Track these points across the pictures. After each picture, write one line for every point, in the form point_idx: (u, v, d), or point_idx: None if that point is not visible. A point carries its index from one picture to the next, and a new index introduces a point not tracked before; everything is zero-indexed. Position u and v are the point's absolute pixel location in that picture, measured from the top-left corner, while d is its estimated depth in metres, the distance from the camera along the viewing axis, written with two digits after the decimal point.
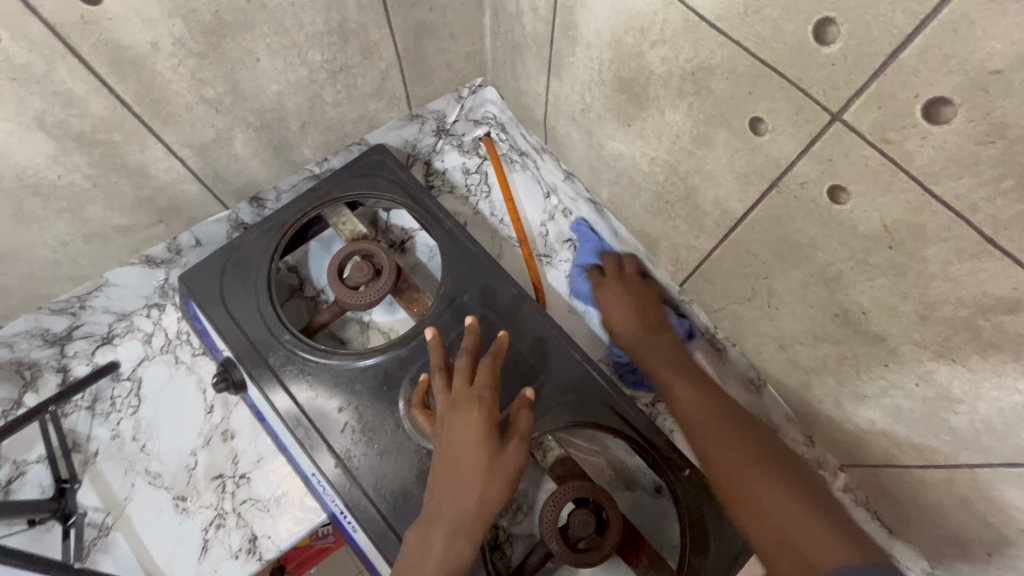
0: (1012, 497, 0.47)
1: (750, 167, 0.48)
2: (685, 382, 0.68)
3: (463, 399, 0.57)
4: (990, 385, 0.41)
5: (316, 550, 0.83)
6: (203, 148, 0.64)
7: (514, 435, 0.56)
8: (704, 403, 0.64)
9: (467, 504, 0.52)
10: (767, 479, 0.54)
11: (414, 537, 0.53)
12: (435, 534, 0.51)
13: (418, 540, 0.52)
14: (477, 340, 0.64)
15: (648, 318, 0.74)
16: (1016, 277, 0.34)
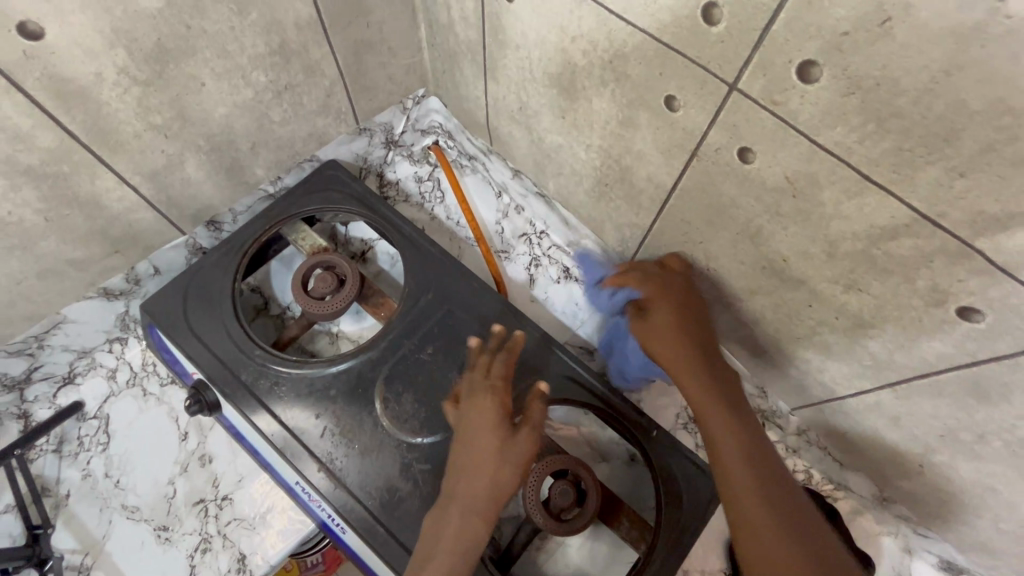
0: (927, 408, 0.53)
1: (671, 142, 0.54)
2: (726, 419, 0.57)
3: (478, 391, 0.61)
4: (891, 307, 0.47)
5: None
6: (155, 175, 0.65)
7: (527, 425, 0.59)
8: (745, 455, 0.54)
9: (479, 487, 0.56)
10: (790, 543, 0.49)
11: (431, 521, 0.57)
12: (450, 516, 0.56)
13: (435, 522, 0.57)
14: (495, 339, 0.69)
15: (672, 322, 0.63)
16: (891, 207, 0.40)
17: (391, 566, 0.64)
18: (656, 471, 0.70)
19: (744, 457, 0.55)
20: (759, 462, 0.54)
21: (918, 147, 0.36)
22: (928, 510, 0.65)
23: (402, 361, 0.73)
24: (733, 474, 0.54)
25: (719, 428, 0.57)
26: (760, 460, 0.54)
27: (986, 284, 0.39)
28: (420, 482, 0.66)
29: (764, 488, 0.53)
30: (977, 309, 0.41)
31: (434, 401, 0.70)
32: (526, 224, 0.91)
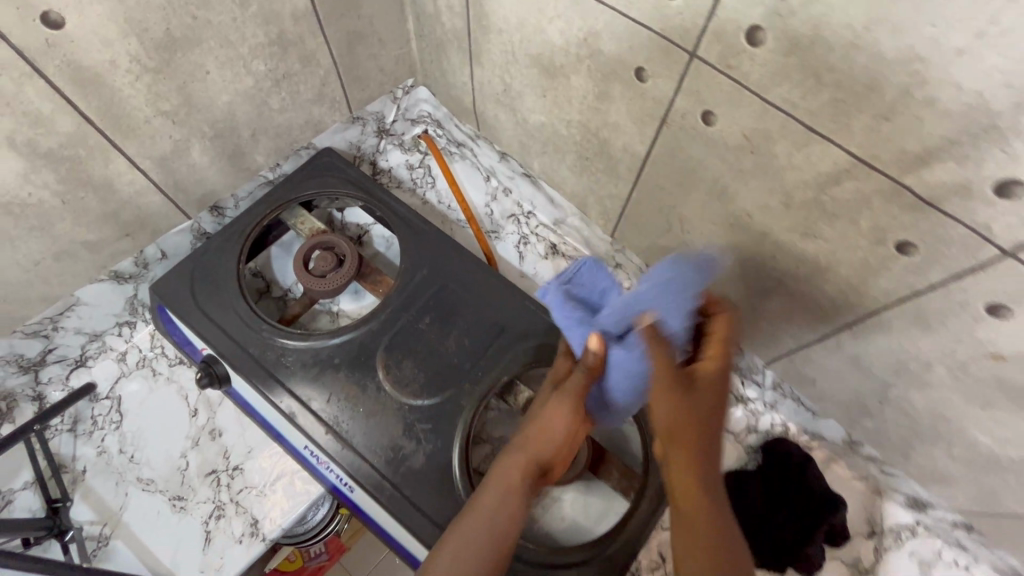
0: (881, 344, 0.58)
1: (643, 111, 0.59)
2: (695, 457, 0.49)
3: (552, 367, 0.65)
4: (842, 249, 0.53)
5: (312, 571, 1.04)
6: (163, 160, 0.69)
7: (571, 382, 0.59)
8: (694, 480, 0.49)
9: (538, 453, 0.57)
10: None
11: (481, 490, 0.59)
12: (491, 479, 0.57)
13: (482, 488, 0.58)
14: None
15: (705, 379, 0.51)
16: (833, 154, 0.46)
17: (398, 518, 0.68)
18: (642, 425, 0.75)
19: (703, 495, 0.48)
20: (717, 508, 0.48)
21: (850, 97, 0.41)
22: (892, 447, 0.71)
23: (402, 330, 0.77)
24: (692, 518, 0.48)
25: (685, 465, 0.49)
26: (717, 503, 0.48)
27: (916, 219, 0.45)
28: (422, 440, 0.71)
29: (723, 540, 0.47)
30: (911, 244, 0.47)
31: (433, 366, 0.75)
32: (515, 205, 0.96)
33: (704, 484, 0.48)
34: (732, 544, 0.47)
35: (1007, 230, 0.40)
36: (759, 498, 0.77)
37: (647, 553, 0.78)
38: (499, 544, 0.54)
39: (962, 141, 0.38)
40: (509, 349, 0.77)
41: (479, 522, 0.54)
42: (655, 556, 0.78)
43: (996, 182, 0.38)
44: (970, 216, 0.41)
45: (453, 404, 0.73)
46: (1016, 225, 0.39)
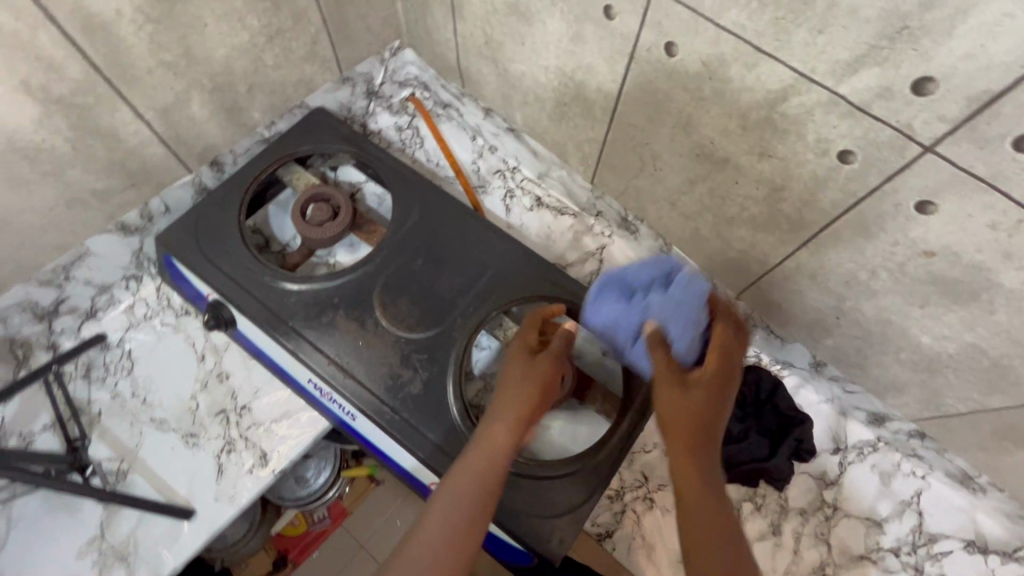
0: (834, 258, 0.64)
1: (613, 49, 0.64)
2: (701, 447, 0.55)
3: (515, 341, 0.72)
4: (793, 166, 0.58)
5: (314, 535, 1.09)
6: (166, 112, 0.74)
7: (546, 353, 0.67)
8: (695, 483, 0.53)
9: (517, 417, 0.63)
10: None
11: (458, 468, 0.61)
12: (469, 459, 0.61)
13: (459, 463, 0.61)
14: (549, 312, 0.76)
15: (708, 381, 0.57)
16: (779, 71, 0.51)
17: (399, 439, 0.73)
18: None
19: (707, 480, 0.54)
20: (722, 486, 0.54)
21: (789, 13, 0.47)
22: (852, 364, 0.76)
23: (396, 271, 0.82)
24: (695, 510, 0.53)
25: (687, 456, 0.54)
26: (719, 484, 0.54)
27: (853, 125, 0.50)
28: (419, 369, 0.76)
29: (721, 518, 0.52)
30: (851, 151, 0.52)
31: (427, 303, 0.80)
32: (500, 160, 1.01)
33: (706, 467, 0.54)
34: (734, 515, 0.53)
35: (926, 127, 0.46)
36: (733, 419, 0.81)
37: (631, 472, 0.84)
38: (485, 499, 0.58)
39: (883, 44, 0.43)
40: (498, 287, 0.82)
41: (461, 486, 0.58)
42: (637, 475, 0.84)
43: (912, 80, 0.44)
44: (897, 116, 0.47)
45: (447, 336, 0.78)
46: (933, 120, 0.45)
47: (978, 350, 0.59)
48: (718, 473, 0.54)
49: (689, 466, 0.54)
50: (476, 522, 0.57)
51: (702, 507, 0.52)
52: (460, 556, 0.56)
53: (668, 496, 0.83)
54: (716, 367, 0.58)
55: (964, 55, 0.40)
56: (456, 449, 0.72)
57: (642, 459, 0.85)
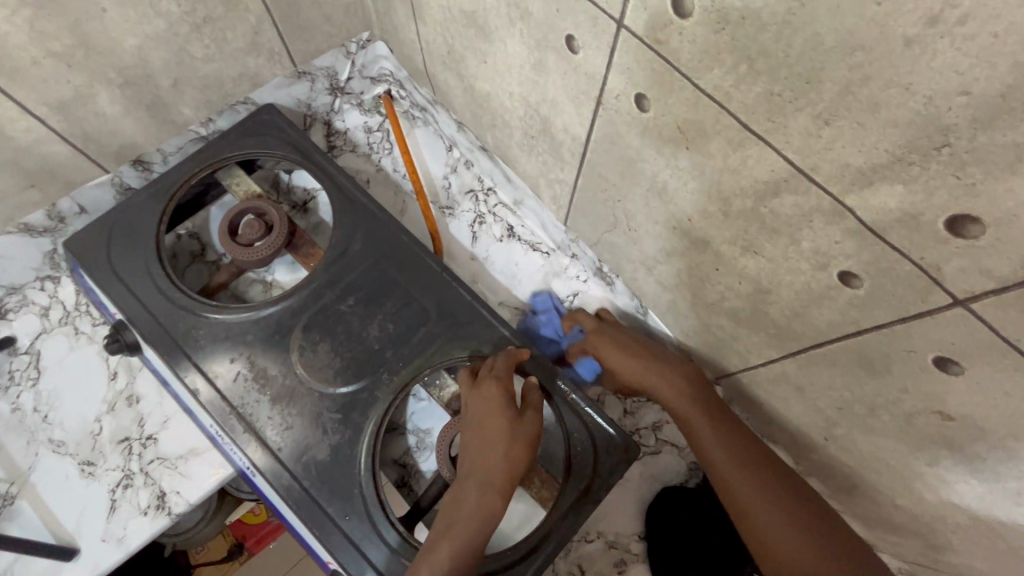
0: (825, 380, 0.51)
1: (578, 88, 0.51)
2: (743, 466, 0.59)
3: (485, 378, 0.64)
4: (783, 270, 0.45)
5: (270, 528, 1.18)
6: (64, 107, 0.64)
7: (531, 408, 0.64)
8: (738, 452, 0.60)
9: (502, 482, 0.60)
10: (786, 525, 0.55)
11: (443, 518, 0.59)
12: (461, 516, 0.58)
13: (448, 513, 0.59)
14: (513, 361, 0.67)
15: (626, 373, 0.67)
16: (770, 159, 0.38)
17: (294, 510, 0.64)
18: (571, 435, 0.69)
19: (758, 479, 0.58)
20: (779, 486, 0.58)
21: (786, 90, 0.33)
22: (839, 488, 0.63)
23: (323, 310, 0.72)
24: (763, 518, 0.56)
25: (752, 494, 0.57)
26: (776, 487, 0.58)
27: (859, 246, 0.37)
28: (329, 431, 0.67)
29: (763, 468, 0.59)
30: (855, 274, 0.39)
31: (351, 351, 0.70)
32: (474, 179, 0.88)
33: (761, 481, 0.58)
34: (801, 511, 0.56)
35: (959, 276, 0.32)
36: None
37: (567, 561, 0.74)
38: (469, 562, 0.56)
39: (912, 158, 0.30)
40: (435, 340, 0.71)
41: (449, 548, 0.56)
42: (573, 566, 0.74)
43: (949, 214, 0.30)
44: (918, 252, 0.33)
45: (369, 395, 0.68)
46: (972, 270, 0.31)
47: (992, 529, 0.47)
48: (769, 480, 0.58)
49: (746, 488, 0.58)
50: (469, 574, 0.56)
51: (782, 538, 0.55)
52: None
53: None
54: (617, 355, 0.68)
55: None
56: (358, 532, 0.63)
57: (580, 549, 0.75)
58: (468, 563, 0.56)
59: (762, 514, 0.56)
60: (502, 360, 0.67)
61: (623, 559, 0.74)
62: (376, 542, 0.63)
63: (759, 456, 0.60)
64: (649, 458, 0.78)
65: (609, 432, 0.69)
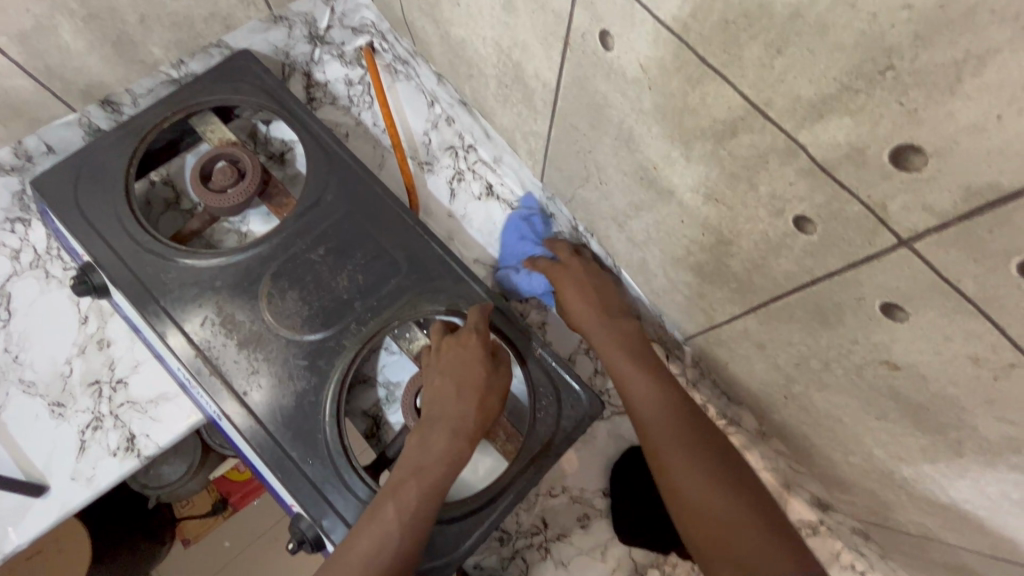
0: (784, 335, 0.50)
1: (547, 29, 0.50)
2: (687, 456, 0.56)
3: (463, 329, 0.64)
4: (743, 219, 0.44)
5: (255, 485, 1.19)
6: (24, 38, 0.62)
7: (504, 361, 0.64)
8: (665, 409, 0.60)
9: (473, 430, 0.60)
10: (696, 476, 0.55)
11: (409, 458, 0.58)
12: (429, 458, 0.57)
13: (415, 455, 0.58)
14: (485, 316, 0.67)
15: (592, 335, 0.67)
16: (726, 96, 0.37)
17: (258, 454, 0.65)
18: (539, 390, 0.69)
19: (679, 432, 0.58)
20: (737, 491, 0.54)
21: (740, 18, 0.32)
22: (799, 448, 0.64)
23: (293, 259, 0.71)
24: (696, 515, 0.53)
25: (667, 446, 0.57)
26: (735, 495, 0.54)
27: (813, 187, 0.36)
28: (295, 377, 0.67)
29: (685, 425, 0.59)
30: (809, 219, 0.38)
31: (320, 300, 0.70)
32: (455, 136, 0.87)
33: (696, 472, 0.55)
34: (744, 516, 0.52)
35: (904, 214, 0.32)
36: None
37: (530, 514, 0.76)
38: (434, 505, 0.56)
39: (858, 87, 0.29)
40: (405, 292, 0.71)
41: (416, 488, 0.56)
42: (538, 519, 0.75)
43: (894, 147, 0.30)
44: (866, 189, 0.33)
45: (338, 344, 0.69)
46: (915, 208, 0.31)
47: (936, 482, 0.47)
48: (717, 474, 0.55)
49: (683, 481, 0.55)
50: (431, 516, 0.56)
51: (699, 497, 0.54)
52: (416, 548, 0.54)
53: (567, 548, 0.74)
54: (574, 294, 0.69)
55: (968, 124, 0.26)
56: (321, 477, 0.64)
57: (544, 503, 0.76)
58: (432, 505, 0.56)
59: (678, 469, 0.56)
60: (479, 312, 0.66)
61: (587, 515, 0.76)
62: (338, 487, 0.64)
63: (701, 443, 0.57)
64: (617, 417, 0.79)
65: (576, 387, 0.69)
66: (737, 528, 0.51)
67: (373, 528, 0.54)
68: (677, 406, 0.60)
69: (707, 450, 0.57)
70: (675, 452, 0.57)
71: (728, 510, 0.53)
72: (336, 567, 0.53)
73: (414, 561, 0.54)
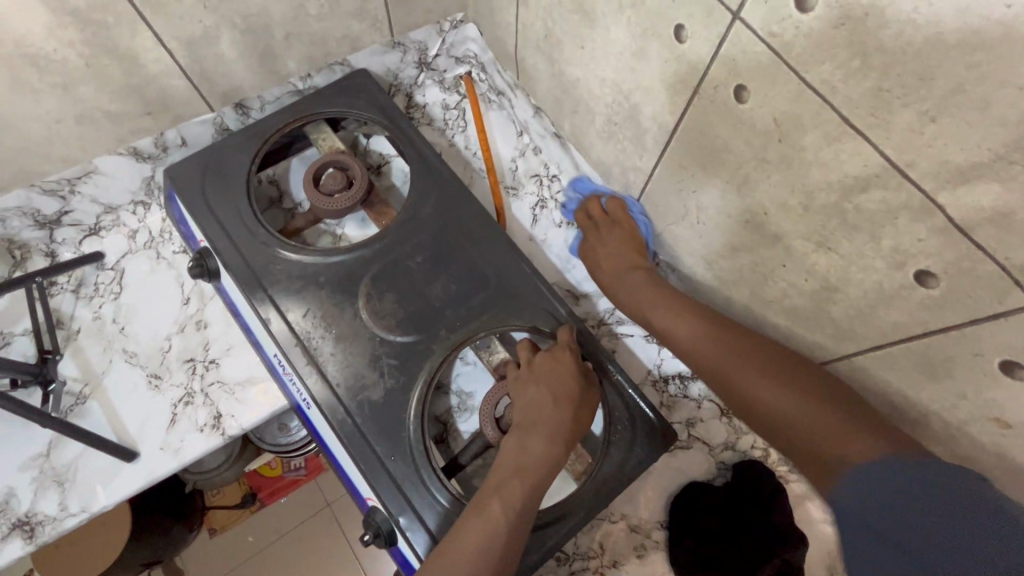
0: (878, 383, 0.52)
1: (677, 78, 0.55)
2: (742, 371, 0.57)
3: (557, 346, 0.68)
4: (856, 270, 0.47)
5: (286, 482, 1.22)
6: (191, 44, 0.70)
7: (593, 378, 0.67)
8: (701, 327, 0.61)
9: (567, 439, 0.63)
10: (759, 384, 0.55)
11: (510, 461, 0.61)
12: (530, 461, 0.60)
13: (514, 458, 0.61)
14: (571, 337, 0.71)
15: (636, 302, 0.66)
16: (863, 153, 0.41)
17: (343, 444, 0.68)
18: (615, 417, 0.71)
19: (725, 344, 0.59)
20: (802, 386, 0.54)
21: (896, 86, 0.36)
22: None
23: (392, 263, 0.76)
24: (818, 448, 0.51)
25: (721, 365, 0.58)
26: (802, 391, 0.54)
27: (944, 245, 0.39)
28: (385, 374, 0.71)
29: (731, 340, 0.59)
30: (932, 274, 0.41)
31: (414, 304, 0.74)
32: (541, 165, 0.91)
33: (811, 409, 0.52)
34: (852, 415, 0.51)
35: None
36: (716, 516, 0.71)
37: (588, 537, 0.77)
38: (534, 503, 0.59)
39: (1014, 158, 0.33)
40: (491, 306, 0.75)
41: (520, 489, 0.59)
42: (594, 543, 0.76)
43: None
44: (1006, 251, 0.36)
45: (426, 348, 0.72)
46: None
47: None
48: (775, 375, 0.55)
49: (790, 419, 0.53)
50: (531, 514, 0.59)
51: (770, 407, 0.54)
52: (519, 544, 0.57)
53: None
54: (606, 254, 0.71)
55: None
56: (402, 475, 0.67)
57: (600, 528, 0.77)
58: (532, 506, 0.59)
59: (737, 382, 0.57)
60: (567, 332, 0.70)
61: (644, 545, 0.76)
62: (418, 486, 0.66)
63: (804, 381, 0.54)
64: (679, 452, 0.80)
65: (653, 415, 0.71)
66: (831, 430, 0.50)
67: (481, 524, 0.57)
68: (716, 323, 0.61)
69: (759, 357, 0.57)
70: (727, 368, 0.58)
71: (800, 409, 0.53)
72: (445, 555, 0.56)
73: (516, 557, 0.57)
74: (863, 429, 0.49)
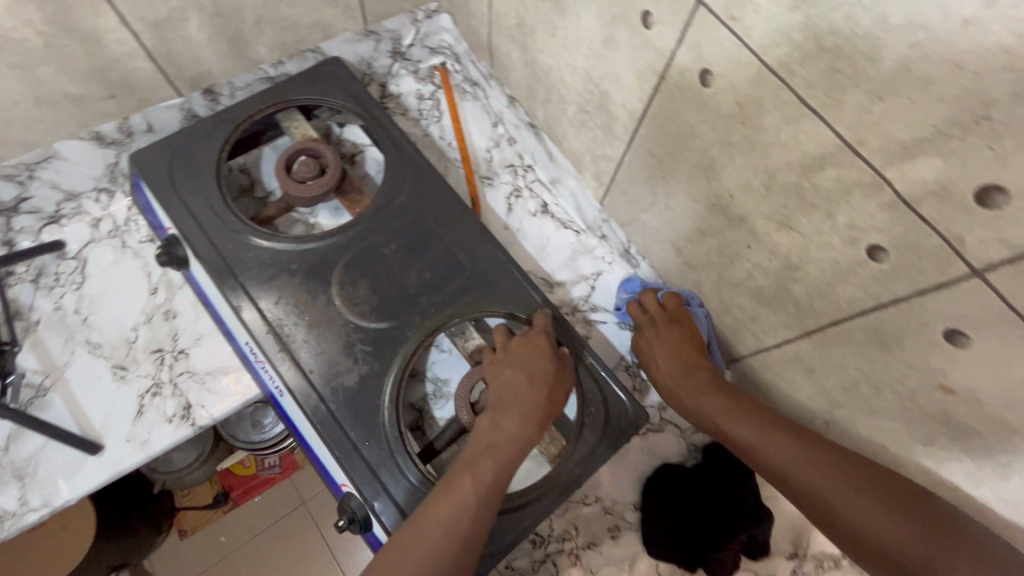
0: (836, 358, 0.55)
1: (645, 64, 0.56)
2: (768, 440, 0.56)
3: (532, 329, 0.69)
4: (814, 248, 0.49)
5: (257, 482, 1.20)
6: (157, 26, 0.68)
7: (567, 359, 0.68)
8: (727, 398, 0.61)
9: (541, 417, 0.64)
10: (787, 453, 0.55)
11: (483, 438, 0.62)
12: (503, 438, 0.61)
13: (488, 435, 0.62)
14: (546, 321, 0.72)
15: (701, 411, 0.62)
16: (819, 133, 0.43)
17: (317, 431, 0.68)
18: (588, 399, 0.72)
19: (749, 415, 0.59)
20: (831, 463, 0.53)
21: (847, 67, 0.38)
22: None
23: (366, 251, 0.76)
24: (852, 529, 0.49)
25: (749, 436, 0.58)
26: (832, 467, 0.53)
27: (892, 220, 0.41)
28: (360, 360, 0.70)
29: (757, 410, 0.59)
30: (883, 248, 0.43)
31: (389, 291, 0.74)
32: (516, 155, 0.92)
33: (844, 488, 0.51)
34: (886, 499, 0.50)
35: (981, 246, 0.37)
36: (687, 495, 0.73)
37: (563, 519, 0.78)
38: (506, 479, 0.60)
39: (953, 133, 0.35)
40: (466, 293, 0.75)
41: (492, 464, 0.60)
42: (569, 525, 0.77)
43: (979, 187, 0.35)
44: (947, 223, 0.38)
45: (402, 334, 0.72)
46: (992, 241, 0.36)
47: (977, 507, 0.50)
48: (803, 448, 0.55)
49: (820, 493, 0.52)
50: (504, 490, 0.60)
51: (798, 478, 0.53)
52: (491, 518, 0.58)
53: (596, 557, 0.76)
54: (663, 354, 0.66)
55: None
56: (377, 460, 0.67)
57: (575, 509, 0.78)
58: (504, 481, 0.60)
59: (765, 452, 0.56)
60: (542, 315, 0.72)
61: (617, 526, 0.78)
62: (393, 470, 0.66)
63: (834, 459, 0.53)
64: (651, 434, 0.82)
65: (625, 398, 0.73)
66: (864, 511, 0.49)
67: (452, 498, 0.57)
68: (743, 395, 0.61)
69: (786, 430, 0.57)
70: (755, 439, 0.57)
71: (831, 485, 0.52)
72: (416, 527, 0.56)
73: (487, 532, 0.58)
74: (893, 509, 0.49)
